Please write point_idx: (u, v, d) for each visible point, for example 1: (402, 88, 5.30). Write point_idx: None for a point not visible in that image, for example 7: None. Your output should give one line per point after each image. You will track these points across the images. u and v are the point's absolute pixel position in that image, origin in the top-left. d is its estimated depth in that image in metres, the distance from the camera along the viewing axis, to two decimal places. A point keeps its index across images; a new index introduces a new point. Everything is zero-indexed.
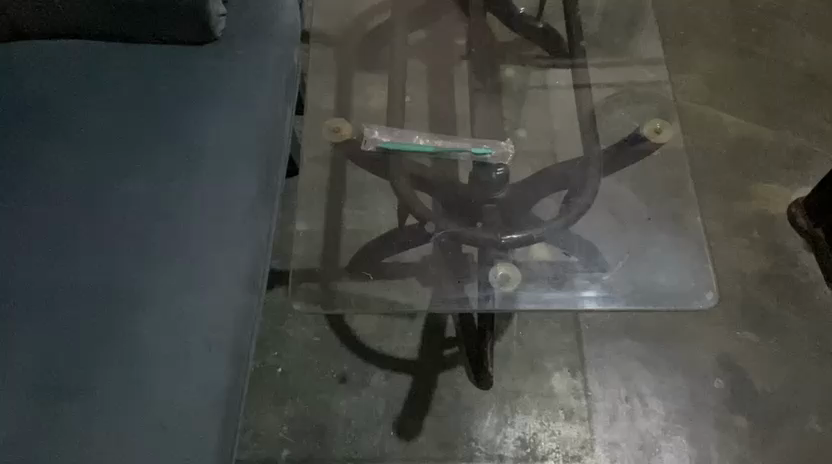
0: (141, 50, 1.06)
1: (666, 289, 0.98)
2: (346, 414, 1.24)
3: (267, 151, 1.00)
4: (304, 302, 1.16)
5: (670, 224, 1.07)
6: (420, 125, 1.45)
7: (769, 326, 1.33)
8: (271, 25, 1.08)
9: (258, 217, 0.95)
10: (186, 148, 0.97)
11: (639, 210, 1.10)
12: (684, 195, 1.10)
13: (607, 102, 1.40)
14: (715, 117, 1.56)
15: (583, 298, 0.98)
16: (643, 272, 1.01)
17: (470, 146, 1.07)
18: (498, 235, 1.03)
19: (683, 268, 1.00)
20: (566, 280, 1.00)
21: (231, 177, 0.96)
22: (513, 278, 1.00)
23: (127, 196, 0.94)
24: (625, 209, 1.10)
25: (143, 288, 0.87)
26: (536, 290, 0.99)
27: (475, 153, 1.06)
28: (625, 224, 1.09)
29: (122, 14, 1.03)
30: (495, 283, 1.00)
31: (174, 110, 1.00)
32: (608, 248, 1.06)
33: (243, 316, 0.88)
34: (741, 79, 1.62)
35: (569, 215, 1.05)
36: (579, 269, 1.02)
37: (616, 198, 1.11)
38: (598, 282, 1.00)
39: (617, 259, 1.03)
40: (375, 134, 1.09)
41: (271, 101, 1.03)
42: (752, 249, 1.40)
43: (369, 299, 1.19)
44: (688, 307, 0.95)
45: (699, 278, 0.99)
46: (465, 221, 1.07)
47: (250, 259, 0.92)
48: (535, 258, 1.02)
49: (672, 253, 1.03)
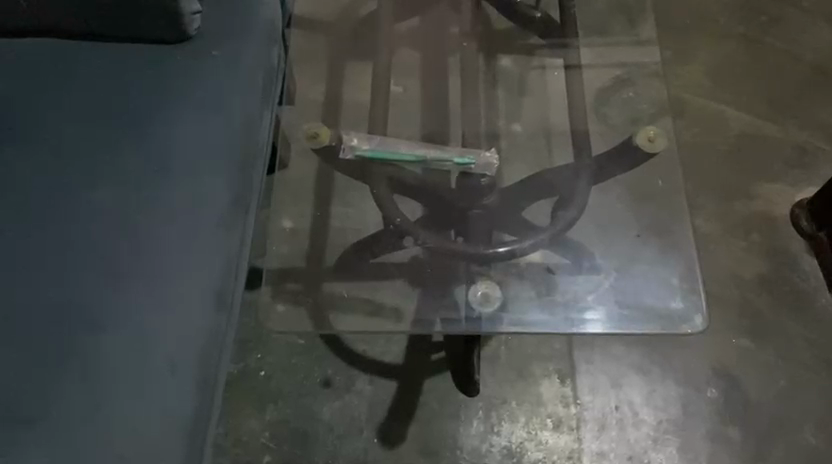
0: (114, 48, 1.02)
1: (654, 311, 0.93)
2: (329, 420, 1.21)
3: (243, 158, 0.96)
4: (289, 304, 1.20)
5: (662, 238, 1.01)
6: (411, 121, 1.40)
7: (766, 333, 1.29)
8: (248, 22, 1.03)
9: (228, 229, 0.91)
10: (156, 156, 0.93)
11: (631, 224, 1.05)
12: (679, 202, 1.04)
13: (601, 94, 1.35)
14: (718, 112, 1.51)
15: (566, 319, 0.93)
16: (634, 290, 0.96)
17: (454, 155, 1.04)
18: (482, 248, 0.99)
19: (674, 287, 0.95)
20: (551, 300, 0.96)
21: (201, 188, 0.92)
22: (495, 296, 0.95)
23: (93, 207, 0.90)
24: (616, 222, 1.06)
25: (107, 306, 0.84)
26: (521, 310, 0.95)
27: (458, 162, 1.03)
28: (612, 238, 1.04)
29: (89, 11, 0.98)
30: (474, 302, 0.95)
31: (145, 115, 0.96)
32: (594, 259, 1.01)
33: (212, 336, 0.85)
34: (746, 71, 1.56)
35: (555, 229, 1.00)
36: (564, 288, 0.97)
37: (605, 211, 1.07)
38: (583, 302, 0.95)
39: (606, 277, 0.98)
40: (352, 143, 1.04)
41: (246, 104, 0.98)
42: (750, 251, 1.36)
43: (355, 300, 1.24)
44: (676, 331, 0.91)
45: (688, 298, 0.94)
46: (441, 232, 1.04)
47: (223, 274, 0.89)
48: (516, 277, 0.98)
49: (662, 270, 0.97)
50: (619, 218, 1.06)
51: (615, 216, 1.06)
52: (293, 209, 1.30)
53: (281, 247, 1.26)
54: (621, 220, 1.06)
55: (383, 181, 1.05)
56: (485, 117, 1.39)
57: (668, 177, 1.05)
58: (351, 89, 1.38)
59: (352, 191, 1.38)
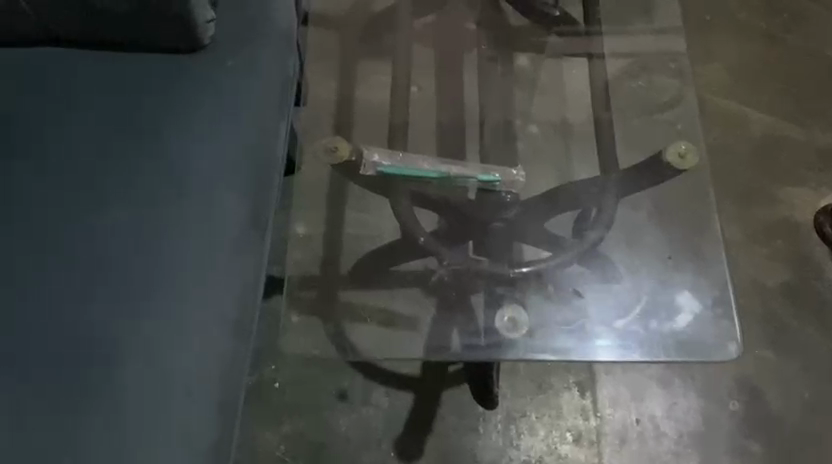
0: (126, 58, 0.98)
1: (687, 336, 0.90)
2: (345, 433, 1.19)
3: (259, 177, 0.94)
4: (300, 313, 1.20)
5: (692, 259, 0.97)
6: (430, 128, 1.38)
7: (790, 344, 1.27)
8: (263, 29, 0.99)
9: (247, 252, 0.90)
10: (170, 174, 0.91)
11: (658, 239, 1.02)
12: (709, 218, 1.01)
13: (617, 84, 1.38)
14: (740, 113, 1.47)
15: (597, 344, 0.90)
16: (664, 312, 0.93)
17: (477, 173, 1.03)
18: (508, 268, 0.98)
19: (706, 311, 0.92)
20: (579, 325, 0.93)
21: (219, 208, 0.90)
22: (522, 321, 0.93)
23: (109, 229, 0.88)
24: (646, 238, 1.02)
25: (126, 335, 0.83)
26: (550, 335, 0.92)
27: (483, 181, 1.02)
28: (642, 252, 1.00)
29: (99, 18, 0.95)
30: (502, 328, 0.92)
31: (157, 130, 0.93)
32: (621, 278, 0.97)
33: (232, 362, 0.85)
34: (769, 69, 1.52)
35: (583, 248, 0.99)
36: (593, 314, 0.94)
37: (635, 227, 1.03)
38: (611, 328, 0.92)
39: (634, 300, 0.95)
40: (377, 160, 1.02)
41: (263, 119, 0.96)
42: (774, 259, 1.33)
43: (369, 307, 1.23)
44: (710, 358, 0.88)
45: (722, 324, 0.91)
46: (457, 247, 1.02)
47: (241, 299, 0.88)
48: (541, 299, 0.95)
49: (693, 293, 0.95)
50: (648, 235, 1.02)
51: (644, 232, 1.02)
52: (310, 212, 1.29)
53: (295, 255, 1.24)
54: (650, 237, 1.02)
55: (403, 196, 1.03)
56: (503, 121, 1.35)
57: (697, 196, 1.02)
58: None
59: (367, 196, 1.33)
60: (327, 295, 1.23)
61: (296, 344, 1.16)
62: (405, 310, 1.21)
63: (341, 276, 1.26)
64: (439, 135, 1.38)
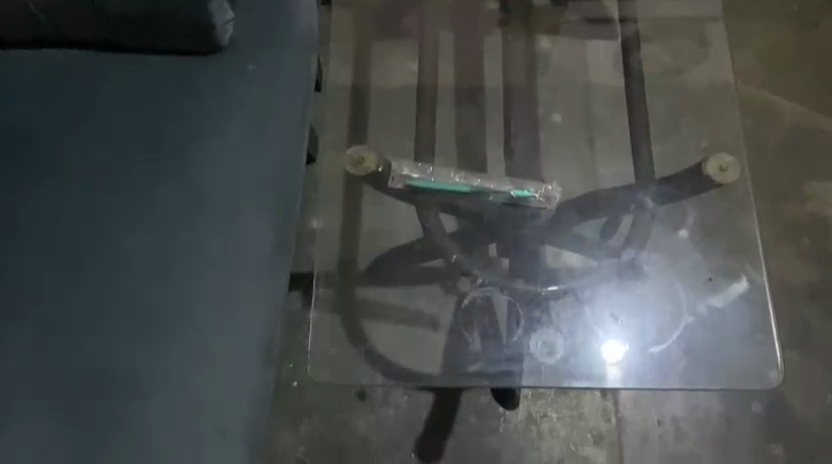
0: (141, 63, 0.94)
1: (728, 361, 0.92)
2: (365, 434, 1.18)
3: (283, 192, 0.89)
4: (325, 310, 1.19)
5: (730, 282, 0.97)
6: (448, 123, 1.35)
7: (814, 345, 1.25)
8: (285, 33, 0.95)
9: (273, 276, 0.86)
10: (191, 194, 0.88)
11: (694, 256, 1.00)
12: (745, 231, 1.00)
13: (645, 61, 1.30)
14: (769, 102, 1.42)
15: (620, 348, 0.93)
16: (703, 340, 0.94)
17: (511, 187, 0.97)
18: (539, 286, 0.97)
19: (747, 338, 0.93)
20: (615, 352, 0.93)
21: (242, 232, 0.86)
22: (557, 346, 0.92)
23: (131, 257, 0.86)
24: (684, 259, 1.00)
25: (152, 370, 0.81)
26: (586, 362, 0.91)
27: (517, 195, 0.96)
28: (676, 266, 0.99)
29: (111, 21, 0.90)
30: (538, 354, 0.92)
31: (176, 145, 0.90)
32: (659, 298, 0.96)
33: (259, 395, 0.82)
34: (800, 55, 1.46)
35: (620, 265, 0.98)
36: (629, 339, 0.94)
37: (667, 240, 1.00)
38: (650, 355, 0.93)
39: (672, 323, 0.95)
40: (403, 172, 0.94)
41: (285, 132, 0.91)
42: (800, 257, 1.31)
43: (388, 307, 1.26)
44: (750, 387, 0.91)
45: (763, 351, 0.92)
46: (487, 264, 0.99)
47: (267, 326, 0.84)
48: (581, 322, 0.94)
49: (734, 318, 0.95)
50: (685, 255, 1.00)
51: (678, 250, 1.00)
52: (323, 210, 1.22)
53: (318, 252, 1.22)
54: (686, 255, 1.00)
55: (430, 209, 0.99)
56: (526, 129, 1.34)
57: (732, 213, 1.00)
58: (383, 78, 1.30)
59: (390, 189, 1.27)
60: (348, 294, 1.21)
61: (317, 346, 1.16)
62: (425, 306, 1.26)
63: (359, 272, 1.22)
64: (461, 129, 1.35)
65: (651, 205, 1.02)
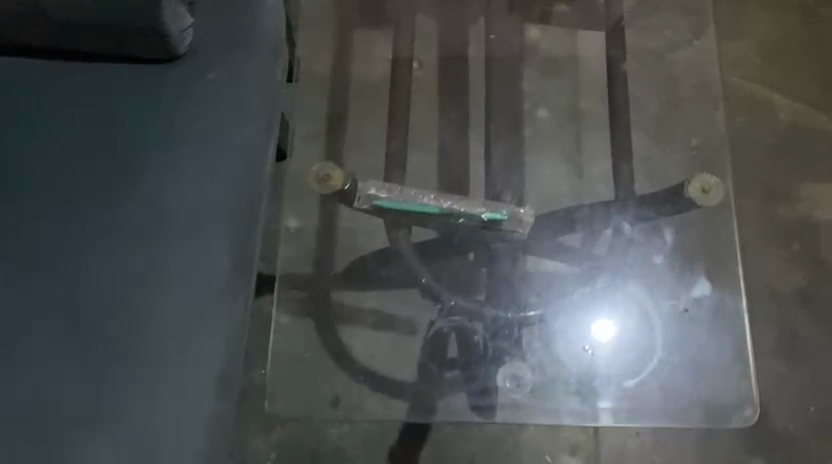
0: (96, 71, 0.89)
1: (697, 396, 0.96)
2: (338, 442, 1.17)
3: (243, 210, 0.85)
4: (290, 314, 1.18)
5: (709, 314, 0.98)
6: (430, 122, 1.29)
7: (800, 355, 1.23)
8: (251, 36, 0.90)
9: (231, 300, 0.82)
10: (147, 211, 0.83)
11: (673, 283, 0.99)
12: (720, 254, 1.01)
13: (635, 57, 1.24)
14: (765, 97, 1.36)
15: (608, 331, 0.94)
16: (679, 374, 0.97)
17: (482, 210, 0.85)
18: (516, 310, 0.94)
19: (721, 373, 0.97)
20: (590, 389, 0.92)
21: (199, 254, 0.82)
22: (526, 380, 0.92)
23: (80, 279, 0.81)
24: (666, 287, 0.98)
25: (102, 401, 0.77)
26: (555, 397, 0.92)
27: (489, 220, 0.84)
28: (656, 295, 0.97)
29: (60, 29, 0.85)
30: (503, 388, 0.92)
31: (133, 158, 0.85)
32: (633, 325, 0.95)
33: (215, 428, 0.78)
34: (799, 48, 1.40)
35: (593, 285, 0.95)
36: (603, 375, 0.93)
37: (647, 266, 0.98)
38: (620, 391, 0.93)
39: (647, 358, 0.95)
40: (372, 191, 0.86)
41: (247, 145, 0.87)
42: (791, 263, 1.27)
43: (361, 312, 1.23)
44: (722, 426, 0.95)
45: (737, 388, 0.96)
46: (460, 292, 0.98)
47: (226, 354, 0.80)
48: (560, 355, 0.93)
49: (706, 352, 0.98)
50: (662, 281, 0.98)
51: (656, 276, 0.98)
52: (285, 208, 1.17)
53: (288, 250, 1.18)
54: (664, 281, 0.98)
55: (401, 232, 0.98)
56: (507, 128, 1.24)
57: (712, 234, 1.02)
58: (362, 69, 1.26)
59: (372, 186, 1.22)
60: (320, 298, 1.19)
61: (288, 350, 1.16)
62: (399, 311, 1.22)
63: (334, 276, 1.21)
64: (441, 127, 1.29)
65: (628, 226, 0.96)
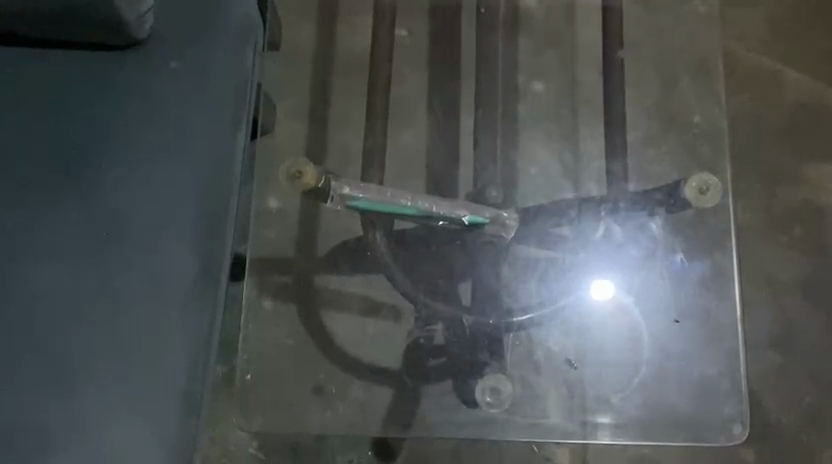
0: (54, 63, 0.85)
1: (691, 412, 0.92)
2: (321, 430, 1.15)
3: (210, 215, 0.83)
4: (272, 299, 1.07)
5: (700, 328, 0.94)
6: (412, 102, 1.11)
7: (798, 345, 1.19)
8: (212, 26, 0.87)
9: (196, 310, 0.81)
10: (106, 216, 0.82)
11: (665, 293, 0.95)
12: (718, 255, 0.96)
13: (639, 31, 1.12)
14: (773, 72, 1.29)
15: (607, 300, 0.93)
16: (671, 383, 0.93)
17: (465, 214, 0.82)
18: (497, 319, 0.92)
19: (714, 389, 0.93)
20: (576, 401, 0.91)
21: (163, 263, 0.82)
22: (505, 394, 0.88)
23: (42, 288, 0.80)
24: (657, 295, 0.94)
25: (66, 412, 0.78)
26: (537, 411, 0.91)
27: (470, 224, 0.82)
28: (645, 303, 0.93)
29: (10, 16, 0.81)
30: (481, 402, 0.89)
31: (89, 160, 0.83)
32: (617, 332, 0.93)
33: (181, 441, 0.79)
34: (812, 17, 1.32)
35: (578, 290, 0.93)
36: (587, 388, 0.92)
37: (642, 275, 0.94)
38: (609, 408, 0.91)
39: (632, 369, 0.93)
40: (347, 191, 0.81)
41: (213, 146, 0.84)
42: (791, 249, 1.22)
43: (346, 296, 1.09)
44: (713, 442, 0.91)
45: (731, 403, 0.92)
46: (440, 298, 0.93)
47: (190, 370, 0.80)
48: (547, 366, 0.92)
49: (699, 365, 0.93)
50: (651, 290, 0.94)
51: (645, 284, 0.94)
52: (261, 191, 1.07)
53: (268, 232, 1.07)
54: (654, 292, 0.94)
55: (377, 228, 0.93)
56: (498, 98, 1.04)
57: (711, 235, 0.96)
58: (349, 40, 1.19)
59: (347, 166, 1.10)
60: (303, 280, 1.08)
61: (270, 338, 1.06)
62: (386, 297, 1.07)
63: (319, 258, 1.08)
64: (432, 101, 1.11)
65: (619, 230, 0.93)
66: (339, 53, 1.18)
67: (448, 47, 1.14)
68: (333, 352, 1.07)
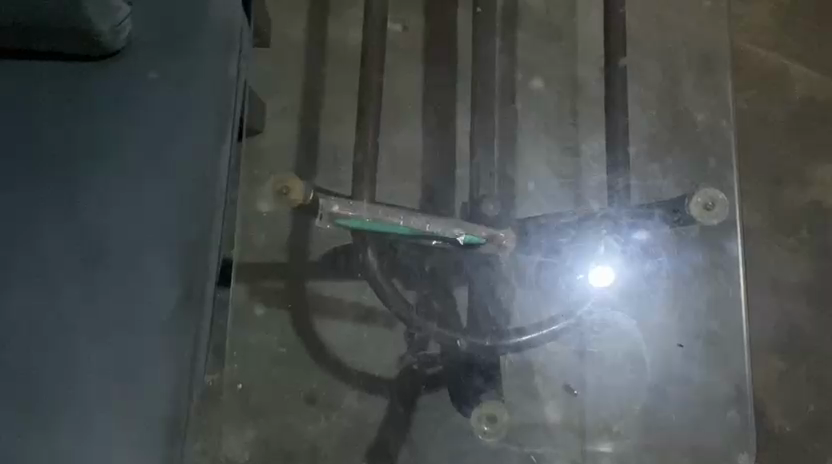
0: (30, 74, 0.82)
1: (688, 433, 0.94)
2: None
3: (195, 232, 0.79)
4: (265, 306, 1.01)
5: (696, 351, 0.97)
6: (406, 101, 1.06)
7: (803, 351, 1.16)
8: (194, 33, 0.83)
9: (181, 332, 0.77)
10: (88, 236, 0.78)
11: (659, 308, 0.96)
12: (707, 267, 0.98)
13: (644, 26, 1.07)
14: (781, 68, 1.25)
15: (608, 327, 0.94)
16: (670, 403, 0.95)
17: (462, 234, 0.79)
18: (492, 340, 0.88)
19: (710, 410, 0.95)
20: (577, 424, 0.93)
21: (147, 283, 0.77)
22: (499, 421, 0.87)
23: (23, 310, 0.77)
24: (655, 319, 0.96)
25: (45, 443, 0.74)
26: (538, 435, 0.92)
27: (468, 243, 0.80)
28: (644, 327, 0.95)
29: None
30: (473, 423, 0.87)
31: (72, 179, 0.79)
32: (616, 352, 0.94)
33: None
34: (822, 10, 1.27)
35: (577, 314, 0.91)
36: (588, 412, 0.94)
37: (640, 300, 0.94)
38: (610, 433, 0.93)
39: (634, 392, 0.94)
40: (335, 210, 0.77)
41: (198, 159, 0.80)
42: (797, 252, 1.19)
43: (340, 305, 1.01)
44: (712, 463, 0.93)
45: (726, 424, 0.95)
46: (436, 320, 0.91)
47: (174, 396, 0.75)
48: (548, 391, 0.94)
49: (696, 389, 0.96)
50: (647, 303, 0.95)
51: (642, 299, 0.94)
52: (250, 196, 1.00)
53: (255, 238, 1.02)
54: (651, 306, 0.95)
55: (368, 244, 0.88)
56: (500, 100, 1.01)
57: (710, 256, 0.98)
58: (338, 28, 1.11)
59: (339, 168, 1.06)
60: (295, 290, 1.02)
61: (261, 346, 0.99)
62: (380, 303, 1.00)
63: (312, 264, 1.02)
64: (428, 101, 1.06)
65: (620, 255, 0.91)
66: (331, 47, 1.10)
67: (444, 43, 1.09)
68: (325, 360, 1.00)
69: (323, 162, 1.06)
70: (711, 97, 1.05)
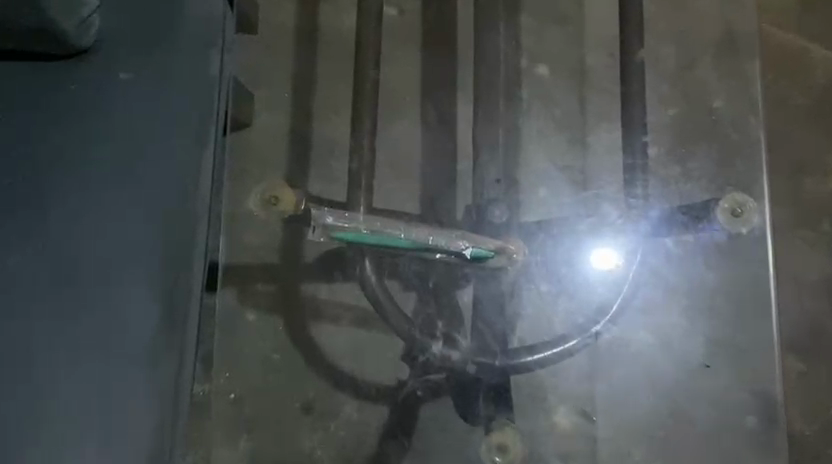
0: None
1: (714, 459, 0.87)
2: None
3: (175, 245, 0.72)
4: (256, 312, 0.92)
5: (723, 369, 0.89)
6: (403, 92, 0.99)
7: (824, 351, 1.10)
8: (172, 31, 0.76)
9: (162, 356, 0.70)
10: (60, 252, 0.72)
11: (682, 327, 0.90)
12: (727, 279, 0.91)
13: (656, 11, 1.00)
14: (798, 51, 1.18)
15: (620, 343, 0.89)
16: (690, 428, 0.88)
17: (468, 248, 0.75)
18: (496, 359, 0.86)
19: (738, 433, 0.88)
20: (593, 452, 0.87)
21: (124, 303, 0.70)
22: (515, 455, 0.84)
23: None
24: (674, 335, 0.90)
25: None
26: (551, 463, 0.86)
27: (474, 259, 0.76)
28: (659, 342, 0.90)
29: None
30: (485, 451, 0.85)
31: (36, 192, 0.73)
32: (631, 371, 0.89)
33: None
34: None
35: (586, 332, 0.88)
36: (602, 439, 0.88)
37: (653, 314, 0.90)
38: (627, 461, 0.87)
39: (655, 419, 0.88)
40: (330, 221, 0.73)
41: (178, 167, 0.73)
42: (818, 245, 1.13)
43: (334, 307, 0.92)
44: None
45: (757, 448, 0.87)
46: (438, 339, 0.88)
47: (156, 426, 0.68)
48: (561, 417, 0.88)
49: (721, 412, 0.89)
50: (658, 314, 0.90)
51: (650, 308, 0.90)
52: (235, 193, 0.95)
53: (249, 240, 0.92)
54: (662, 319, 0.90)
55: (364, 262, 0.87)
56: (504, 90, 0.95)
57: (734, 263, 0.92)
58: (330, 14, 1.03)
59: (333, 163, 0.98)
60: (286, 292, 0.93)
61: (251, 352, 0.90)
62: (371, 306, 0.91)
63: (307, 264, 0.93)
64: (427, 92, 0.99)
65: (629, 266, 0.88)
66: (322, 32, 1.02)
67: (442, 28, 1.01)
68: (320, 368, 0.91)
69: (315, 157, 0.98)
70: (730, 81, 0.97)
